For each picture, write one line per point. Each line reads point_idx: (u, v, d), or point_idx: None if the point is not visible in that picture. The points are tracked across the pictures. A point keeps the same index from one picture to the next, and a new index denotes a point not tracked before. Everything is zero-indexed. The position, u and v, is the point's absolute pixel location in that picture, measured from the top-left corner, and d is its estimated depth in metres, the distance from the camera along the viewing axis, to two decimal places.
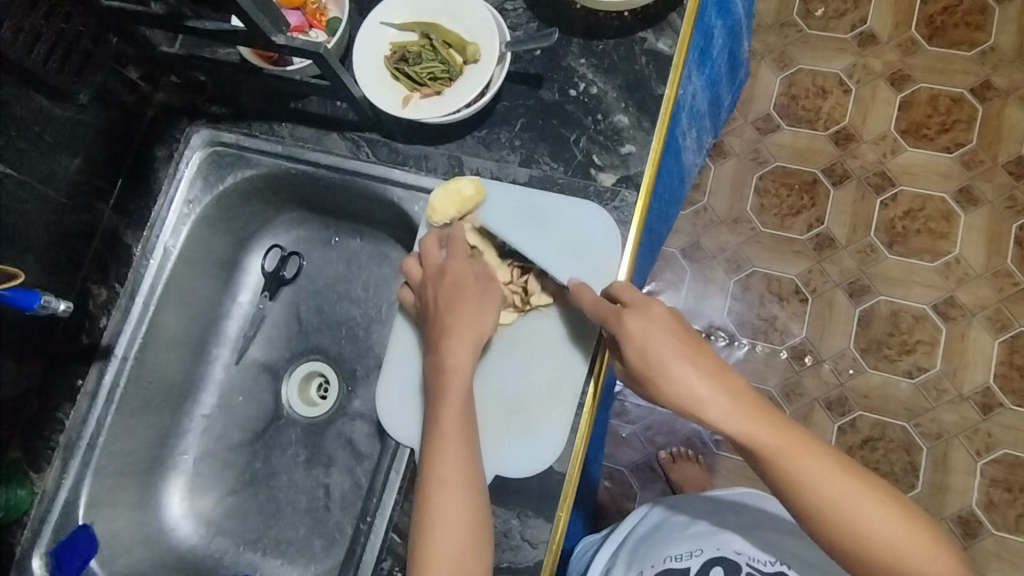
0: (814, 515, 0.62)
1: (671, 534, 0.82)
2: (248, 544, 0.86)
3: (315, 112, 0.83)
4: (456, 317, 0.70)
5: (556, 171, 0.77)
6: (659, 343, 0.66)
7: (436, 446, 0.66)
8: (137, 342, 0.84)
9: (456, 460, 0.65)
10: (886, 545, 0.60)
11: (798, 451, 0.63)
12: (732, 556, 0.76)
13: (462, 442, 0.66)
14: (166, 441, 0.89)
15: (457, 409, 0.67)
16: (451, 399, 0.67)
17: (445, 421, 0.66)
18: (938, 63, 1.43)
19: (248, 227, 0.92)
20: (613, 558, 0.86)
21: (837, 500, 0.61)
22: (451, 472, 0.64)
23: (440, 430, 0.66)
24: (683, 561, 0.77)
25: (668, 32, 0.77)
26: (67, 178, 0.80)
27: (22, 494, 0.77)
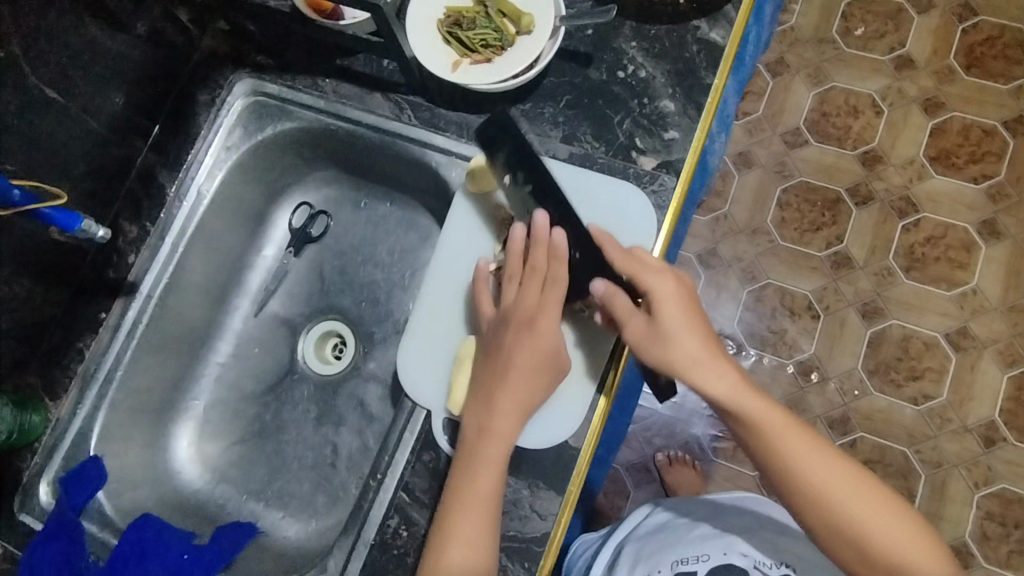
0: (808, 501, 0.64)
1: (676, 536, 0.82)
2: (252, 493, 0.86)
3: (361, 70, 0.83)
4: (508, 383, 0.67)
5: (597, 150, 0.77)
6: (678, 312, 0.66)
7: (454, 513, 0.63)
8: (163, 282, 0.84)
9: (472, 529, 0.63)
10: (865, 526, 0.63)
11: (796, 435, 0.65)
12: (739, 559, 0.76)
13: (484, 513, 0.63)
14: (180, 384, 0.89)
15: (486, 479, 0.64)
16: (484, 467, 0.64)
17: (478, 486, 0.64)
18: (973, 93, 1.43)
19: (281, 179, 0.93)
20: (616, 557, 0.85)
21: (830, 488, 0.64)
22: (462, 540, 0.62)
23: (460, 496, 0.64)
24: (690, 564, 0.76)
25: (722, 23, 0.76)
26: (111, 111, 0.80)
27: (35, 421, 0.77)
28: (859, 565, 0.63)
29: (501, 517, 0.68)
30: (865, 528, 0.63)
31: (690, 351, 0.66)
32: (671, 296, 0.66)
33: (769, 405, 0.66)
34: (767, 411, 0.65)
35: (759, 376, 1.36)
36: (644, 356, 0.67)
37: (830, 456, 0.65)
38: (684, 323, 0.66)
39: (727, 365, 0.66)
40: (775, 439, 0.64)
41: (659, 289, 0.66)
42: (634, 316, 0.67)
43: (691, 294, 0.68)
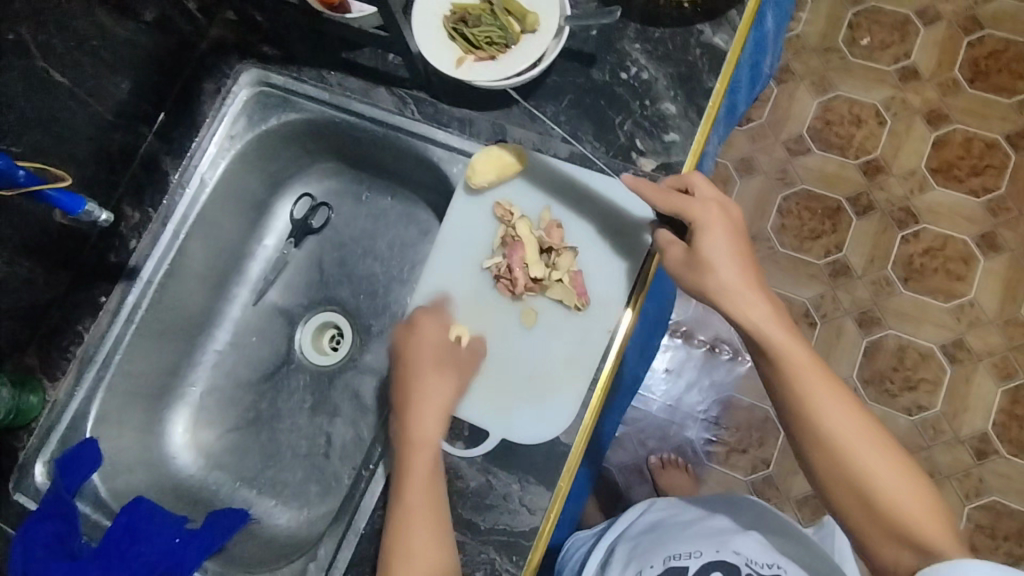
0: (820, 440, 0.63)
1: (671, 534, 0.82)
2: (245, 481, 0.87)
3: (365, 64, 0.83)
4: (419, 394, 0.69)
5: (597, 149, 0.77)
6: (719, 241, 0.67)
7: (401, 525, 0.64)
8: (164, 268, 0.85)
9: (421, 537, 0.63)
10: (874, 478, 0.61)
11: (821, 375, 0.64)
12: (731, 557, 0.75)
13: (429, 517, 0.64)
14: (177, 370, 0.90)
15: (422, 485, 0.65)
16: (415, 476, 0.66)
17: (412, 496, 0.65)
18: (977, 106, 1.43)
19: (283, 170, 0.93)
20: (609, 555, 0.86)
21: (846, 434, 0.62)
22: (414, 549, 0.63)
23: (404, 507, 0.65)
24: (682, 560, 0.76)
25: (725, 28, 0.77)
26: (116, 96, 0.81)
27: (33, 400, 0.78)
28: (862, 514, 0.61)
29: (490, 511, 0.69)
30: (875, 483, 0.61)
31: (724, 277, 0.66)
32: (715, 224, 0.67)
33: (799, 343, 0.66)
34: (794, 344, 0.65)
35: None
36: (680, 279, 0.69)
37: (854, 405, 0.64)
38: (724, 252, 0.67)
39: (764, 299, 0.67)
40: (797, 372, 0.64)
41: (704, 218, 0.67)
42: (675, 243, 0.69)
43: (739, 230, 0.68)
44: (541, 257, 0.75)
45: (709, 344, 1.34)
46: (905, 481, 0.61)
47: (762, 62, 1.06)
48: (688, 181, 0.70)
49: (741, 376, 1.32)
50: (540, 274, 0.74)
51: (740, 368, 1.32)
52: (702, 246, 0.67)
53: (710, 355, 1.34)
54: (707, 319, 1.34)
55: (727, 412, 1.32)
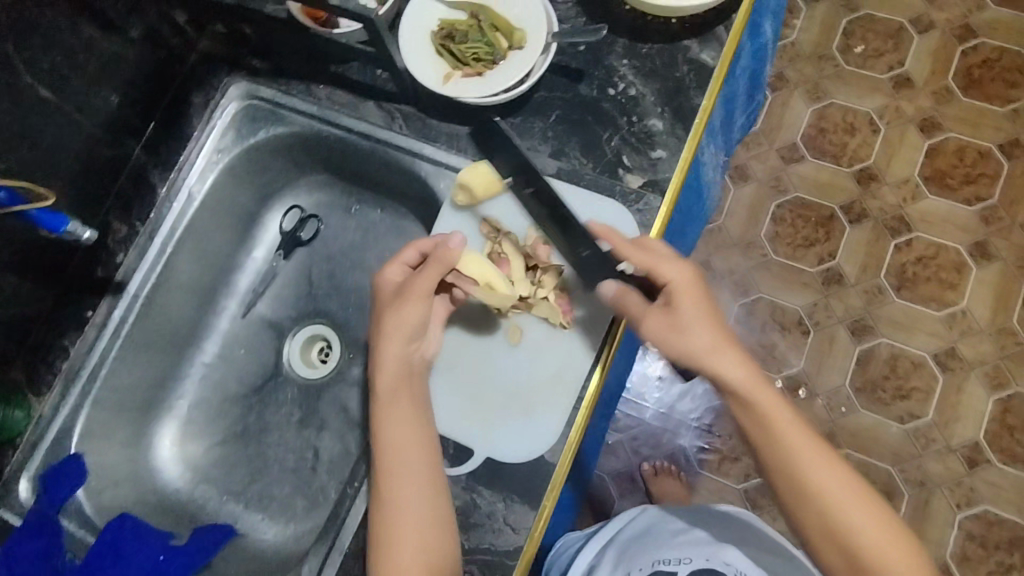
0: (811, 506, 0.64)
1: (660, 540, 0.82)
2: (232, 495, 0.87)
3: (354, 78, 0.83)
4: (388, 332, 0.68)
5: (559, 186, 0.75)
6: (695, 306, 0.66)
7: (388, 479, 0.65)
8: (151, 282, 0.85)
9: (412, 487, 0.65)
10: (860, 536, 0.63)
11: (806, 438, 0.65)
12: (720, 567, 0.76)
13: (418, 464, 0.66)
14: (164, 384, 0.90)
15: (407, 432, 0.67)
16: (398, 425, 0.67)
17: (393, 439, 0.67)
18: (970, 115, 1.44)
19: (273, 182, 0.93)
20: (598, 559, 0.86)
21: (832, 495, 0.64)
22: (404, 490, 0.65)
23: (390, 461, 0.66)
24: (671, 565, 0.77)
25: (713, 44, 0.77)
26: (103, 110, 0.81)
27: (18, 416, 0.77)
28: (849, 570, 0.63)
29: (474, 530, 0.69)
30: (861, 541, 0.62)
31: (702, 342, 0.66)
32: (689, 285, 0.66)
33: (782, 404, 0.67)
34: (776, 404, 0.65)
35: None
36: (665, 347, 0.67)
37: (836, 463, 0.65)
38: (702, 317, 0.66)
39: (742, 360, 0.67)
40: (780, 432, 0.65)
41: (675, 279, 0.66)
42: (650, 310, 0.67)
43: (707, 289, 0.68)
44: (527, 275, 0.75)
45: None
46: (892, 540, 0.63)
47: (759, 71, 1.06)
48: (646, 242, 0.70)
49: None
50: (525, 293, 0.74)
51: None
52: (683, 314, 0.65)
53: None
54: None
55: (720, 420, 1.31)
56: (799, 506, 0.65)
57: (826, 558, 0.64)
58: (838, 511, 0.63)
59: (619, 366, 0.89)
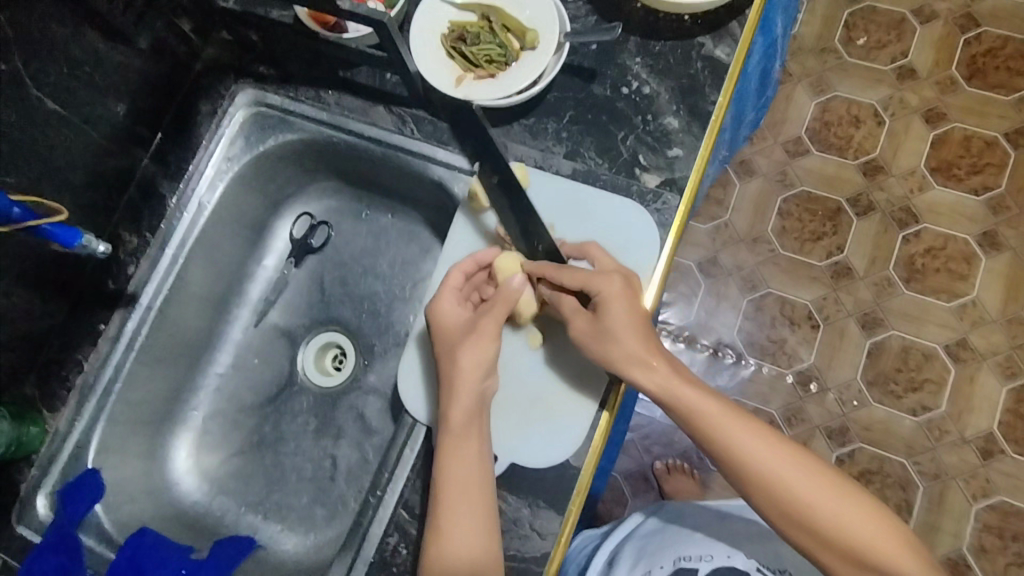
0: (763, 489, 0.65)
1: (680, 536, 0.82)
2: (250, 506, 0.86)
3: (363, 82, 0.82)
4: (460, 365, 0.68)
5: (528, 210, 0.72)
6: (623, 311, 0.67)
7: (444, 505, 0.65)
8: (163, 294, 0.83)
9: (467, 515, 0.64)
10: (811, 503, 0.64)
11: (738, 423, 0.67)
12: (742, 563, 0.76)
13: (475, 495, 0.65)
14: (179, 396, 0.89)
15: (470, 468, 0.66)
16: (462, 456, 0.66)
17: (455, 473, 0.66)
18: (975, 105, 1.43)
19: (283, 189, 0.92)
20: (616, 555, 0.86)
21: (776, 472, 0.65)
22: (461, 526, 0.63)
23: (449, 488, 0.65)
24: (693, 561, 0.77)
25: (727, 40, 0.76)
26: (109, 121, 0.80)
27: (33, 432, 0.77)
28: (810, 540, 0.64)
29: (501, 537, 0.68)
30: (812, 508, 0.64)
31: (627, 348, 0.67)
32: (615, 297, 0.67)
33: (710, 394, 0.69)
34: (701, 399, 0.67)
35: (757, 386, 1.36)
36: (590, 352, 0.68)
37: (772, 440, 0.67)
38: (629, 323, 0.67)
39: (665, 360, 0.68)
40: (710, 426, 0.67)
41: (607, 290, 0.67)
42: (579, 313, 0.69)
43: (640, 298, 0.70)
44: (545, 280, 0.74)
45: (712, 349, 1.38)
46: (843, 498, 0.65)
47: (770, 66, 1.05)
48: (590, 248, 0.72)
49: (746, 379, 1.37)
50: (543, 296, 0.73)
51: (744, 372, 1.37)
52: (609, 321, 0.67)
53: (715, 359, 1.38)
54: (708, 322, 1.40)
55: None
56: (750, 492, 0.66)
57: (792, 537, 0.65)
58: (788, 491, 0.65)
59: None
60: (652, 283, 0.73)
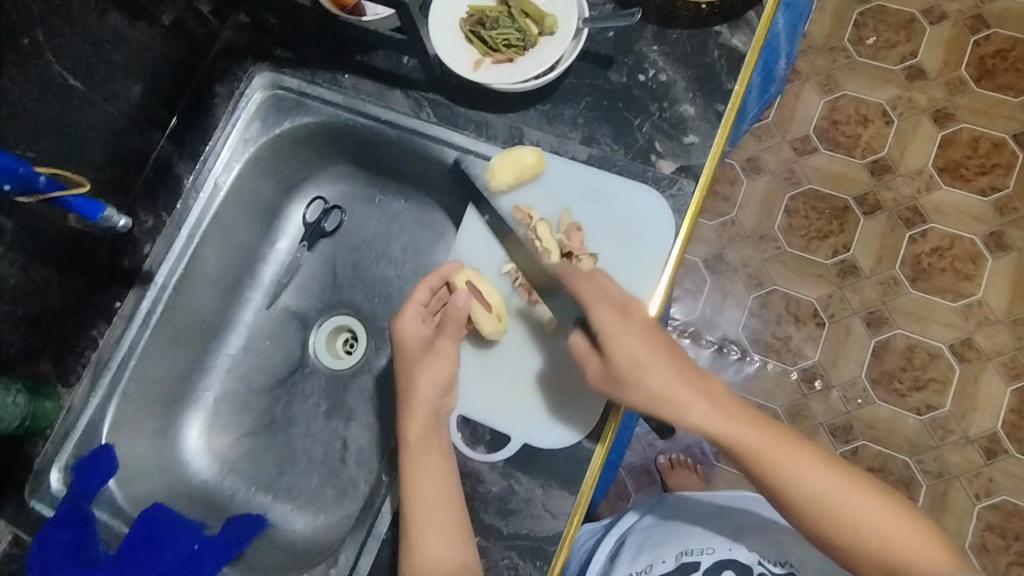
0: (816, 518, 0.63)
1: (682, 528, 0.83)
2: (260, 486, 0.87)
3: (380, 66, 0.83)
4: (417, 383, 0.70)
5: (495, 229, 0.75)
6: (643, 343, 0.66)
7: (414, 525, 0.65)
8: (178, 273, 0.84)
9: (437, 535, 0.64)
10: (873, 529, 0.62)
11: (787, 450, 0.65)
12: (744, 557, 0.76)
13: (444, 514, 0.65)
14: (191, 376, 0.90)
15: (436, 482, 0.66)
16: (427, 475, 0.67)
17: (420, 488, 0.66)
18: (983, 106, 1.43)
19: (297, 173, 0.93)
20: (620, 545, 0.87)
21: (833, 500, 0.63)
22: (430, 542, 0.64)
23: (417, 507, 0.66)
24: (695, 555, 0.78)
25: (744, 29, 0.77)
26: (129, 100, 0.80)
27: (48, 407, 0.77)
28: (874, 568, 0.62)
29: (513, 516, 0.69)
30: (875, 534, 0.62)
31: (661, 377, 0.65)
32: (619, 336, 0.66)
33: (750, 421, 0.66)
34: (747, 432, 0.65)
35: (761, 383, 1.37)
36: (612, 396, 0.67)
37: (823, 467, 0.65)
38: (655, 357, 0.66)
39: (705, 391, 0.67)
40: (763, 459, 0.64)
41: (607, 329, 0.67)
42: (591, 357, 0.68)
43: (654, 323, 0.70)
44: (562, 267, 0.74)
45: (717, 345, 1.39)
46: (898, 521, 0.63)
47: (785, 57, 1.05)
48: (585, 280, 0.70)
49: (750, 375, 1.37)
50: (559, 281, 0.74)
51: (749, 369, 1.37)
52: (630, 358, 0.66)
53: (719, 355, 1.38)
54: (713, 319, 1.40)
55: None
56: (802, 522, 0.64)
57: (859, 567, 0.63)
58: (847, 517, 0.62)
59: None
60: (665, 271, 0.73)
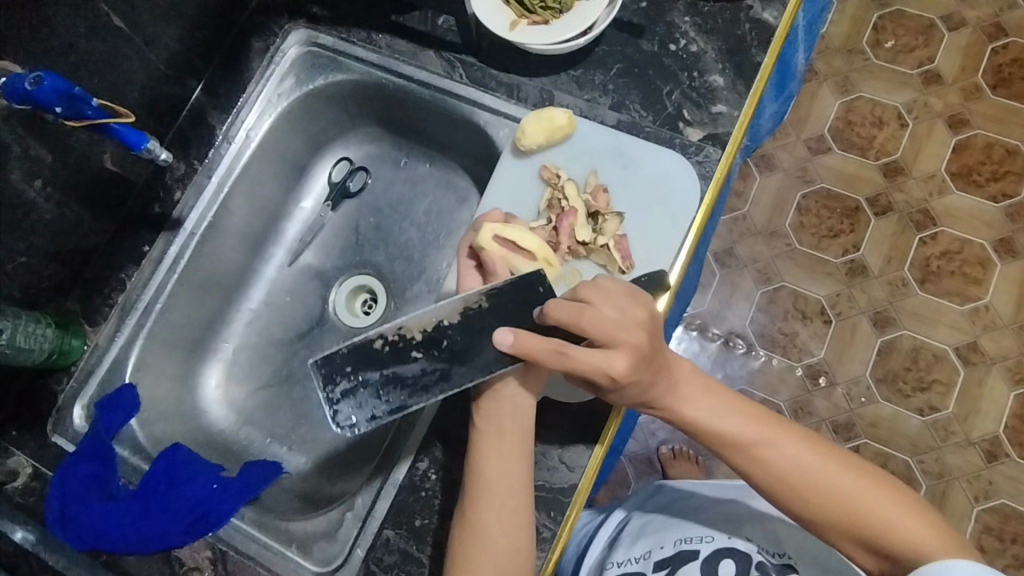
0: (808, 501, 0.64)
1: (684, 518, 0.81)
2: (276, 437, 0.88)
3: (415, 28, 0.84)
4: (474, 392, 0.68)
5: (378, 405, 0.63)
6: (642, 379, 0.61)
7: (478, 503, 0.63)
8: (206, 221, 0.85)
9: (501, 518, 0.63)
10: (861, 508, 0.63)
11: (773, 436, 0.66)
12: (742, 547, 0.74)
13: (511, 501, 0.63)
14: (212, 326, 0.91)
15: (506, 467, 0.64)
16: (499, 457, 0.64)
17: (490, 471, 0.63)
18: (998, 112, 1.44)
19: (326, 132, 0.94)
20: (619, 531, 0.85)
21: (819, 482, 0.64)
22: (490, 525, 0.62)
23: (482, 483, 0.64)
24: (694, 543, 0.75)
25: (775, 5, 0.78)
26: (167, 47, 0.82)
27: (75, 344, 0.79)
28: (862, 545, 0.63)
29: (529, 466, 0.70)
30: (863, 512, 0.63)
31: (658, 387, 0.64)
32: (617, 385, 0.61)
33: (730, 407, 0.68)
34: (734, 423, 0.66)
35: (766, 377, 1.37)
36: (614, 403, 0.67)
37: (811, 450, 0.66)
38: (646, 384, 0.62)
39: (698, 388, 0.68)
40: (748, 448, 0.66)
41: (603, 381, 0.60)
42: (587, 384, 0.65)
43: (651, 322, 0.62)
44: (588, 227, 0.74)
45: (724, 338, 1.40)
46: (877, 493, 0.64)
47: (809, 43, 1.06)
48: (582, 317, 0.59)
49: (755, 370, 1.38)
50: (584, 240, 0.73)
51: (754, 363, 1.38)
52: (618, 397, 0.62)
53: (725, 348, 1.39)
54: (721, 312, 1.41)
55: None
56: (783, 504, 0.65)
57: (847, 544, 0.64)
58: (834, 496, 0.64)
59: (671, 313, 0.93)
60: (687, 237, 0.74)
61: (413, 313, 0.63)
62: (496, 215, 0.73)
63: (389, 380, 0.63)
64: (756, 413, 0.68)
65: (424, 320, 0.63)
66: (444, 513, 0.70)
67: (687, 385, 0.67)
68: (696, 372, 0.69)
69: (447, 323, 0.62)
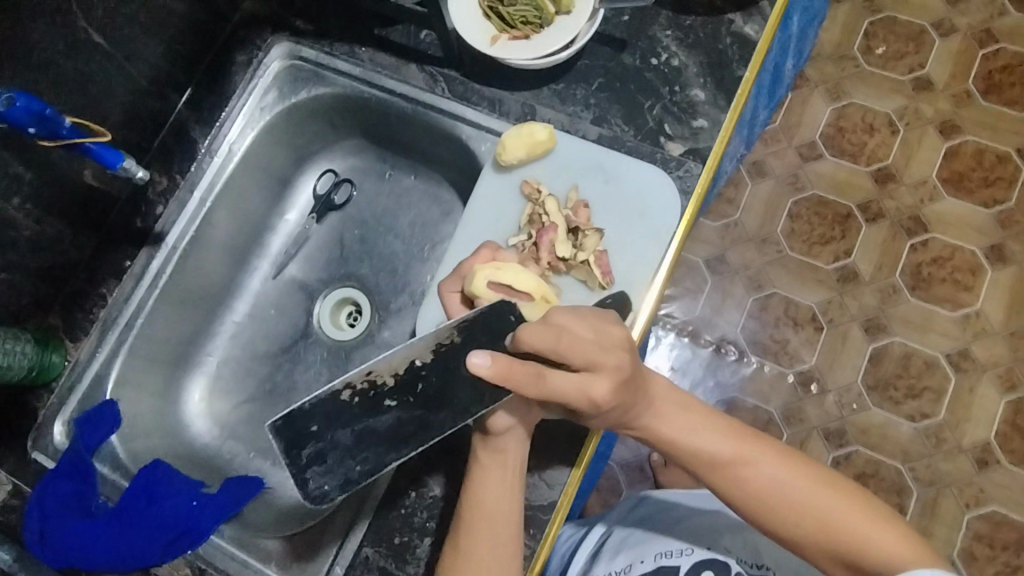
0: (784, 519, 0.64)
1: (665, 529, 0.81)
2: (259, 452, 0.87)
3: (397, 41, 0.84)
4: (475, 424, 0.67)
5: (353, 467, 0.62)
6: (625, 393, 0.61)
7: (469, 533, 0.63)
8: (189, 235, 0.85)
9: (490, 547, 0.62)
10: (836, 523, 0.63)
11: (748, 453, 0.66)
12: (722, 557, 0.74)
13: (502, 529, 0.63)
14: (196, 339, 0.91)
15: (498, 494, 0.63)
16: (491, 487, 0.64)
17: (483, 500, 0.63)
18: (989, 119, 1.44)
19: (311, 144, 0.94)
20: (600, 545, 0.85)
21: (795, 499, 0.64)
22: (479, 554, 0.62)
23: (472, 511, 0.63)
24: (674, 557, 0.75)
25: (757, 18, 0.77)
26: (149, 62, 0.82)
27: (55, 360, 0.78)
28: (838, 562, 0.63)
29: None
30: (838, 528, 0.62)
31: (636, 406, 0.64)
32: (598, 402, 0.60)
33: (706, 425, 0.68)
34: (710, 441, 0.66)
35: (757, 384, 1.37)
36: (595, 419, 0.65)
37: (785, 466, 0.66)
38: (627, 401, 0.62)
39: (674, 405, 0.68)
40: (724, 467, 0.66)
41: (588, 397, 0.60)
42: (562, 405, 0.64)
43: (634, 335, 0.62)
44: (569, 243, 0.73)
45: (715, 345, 1.40)
46: (853, 510, 0.63)
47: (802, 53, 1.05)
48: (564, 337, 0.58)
49: (747, 377, 1.38)
50: (566, 256, 0.73)
51: (745, 370, 1.38)
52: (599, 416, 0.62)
53: (717, 355, 1.39)
54: (712, 319, 1.41)
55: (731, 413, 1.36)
56: (760, 523, 0.65)
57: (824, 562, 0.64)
58: (809, 512, 0.63)
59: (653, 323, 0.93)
60: (667, 251, 0.74)
61: (383, 357, 0.60)
62: (484, 256, 0.71)
63: (361, 436, 0.62)
64: (731, 430, 0.68)
65: (395, 363, 0.60)
66: (424, 532, 0.70)
67: (664, 404, 0.68)
68: (674, 391, 0.69)
69: (419, 362, 0.61)
